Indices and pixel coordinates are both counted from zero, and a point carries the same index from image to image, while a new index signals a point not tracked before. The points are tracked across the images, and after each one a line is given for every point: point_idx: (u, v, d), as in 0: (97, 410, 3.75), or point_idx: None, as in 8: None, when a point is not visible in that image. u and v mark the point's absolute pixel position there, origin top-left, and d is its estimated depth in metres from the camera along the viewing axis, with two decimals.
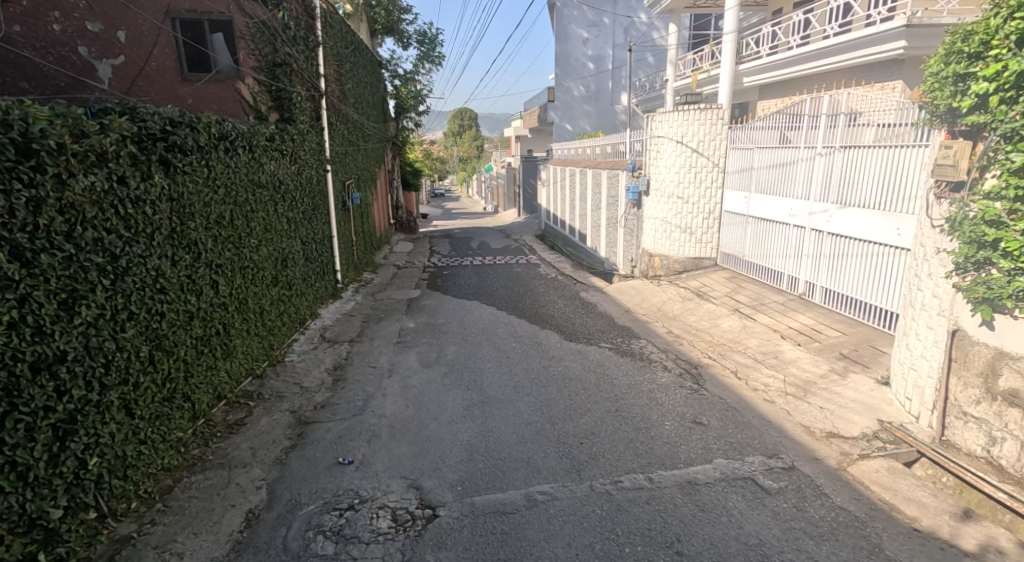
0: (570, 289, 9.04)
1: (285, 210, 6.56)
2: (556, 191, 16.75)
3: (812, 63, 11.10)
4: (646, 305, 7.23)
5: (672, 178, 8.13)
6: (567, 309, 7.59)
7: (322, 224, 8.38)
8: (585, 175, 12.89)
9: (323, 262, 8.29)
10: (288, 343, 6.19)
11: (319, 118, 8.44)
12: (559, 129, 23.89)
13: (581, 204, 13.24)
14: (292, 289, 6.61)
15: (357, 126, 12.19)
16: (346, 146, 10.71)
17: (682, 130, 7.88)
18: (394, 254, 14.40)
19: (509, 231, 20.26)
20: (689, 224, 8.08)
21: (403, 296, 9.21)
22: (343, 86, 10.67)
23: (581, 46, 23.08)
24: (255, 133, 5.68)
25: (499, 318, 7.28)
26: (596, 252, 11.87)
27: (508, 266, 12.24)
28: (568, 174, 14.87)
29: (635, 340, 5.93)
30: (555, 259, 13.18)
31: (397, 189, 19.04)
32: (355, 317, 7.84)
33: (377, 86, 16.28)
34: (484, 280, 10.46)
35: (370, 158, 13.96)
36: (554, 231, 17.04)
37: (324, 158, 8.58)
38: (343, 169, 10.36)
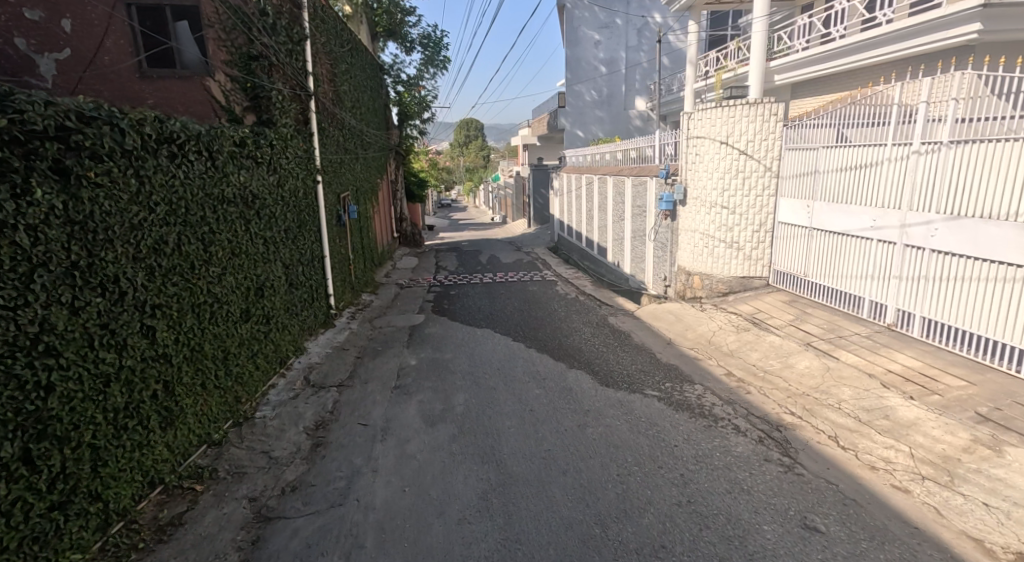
0: (595, 313, 7.92)
1: (262, 228, 5.52)
2: (571, 200, 15.66)
3: (859, 55, 10.03)
4: (691, 335, 6.10)
5: (715, 185, 7.01)
6: (596, 340, 6.47)
7: (312, 243, 7.33)
8: (605, 183, 11.80)
9: (313, 286, 7.25)
10: (263, 389, 5.14)
11: (307, 121, 7.41)
12: (571, 135, 22.77)
13: (601, 215, 12.14)
14: (271, 322, 5.56)
15: (354, 133, 11.15)
16: (341, 155, 9.67)
17: (727, 128, 6.75)
18: (398, 271, 13.34)
19: (519, 244, 19.17)
20: (736, 239, 6.94)
21: (406, 323, 8.12)
22: (338, 88, 9.66)
23: (593, 49, 22.11)
24: (219, 134, 4.65)
25: (518, 353, 6.18)
26: (620, 268, 10.75)
27: (521, 284, 11.13)
28: (585, 183, 13.78)
29: (688, 385, 4.82)
30: (573, 275, 12.08)
31: (401, 201, 18.01)
32: (348, 351, 6.75)
33: (378, 91, 15.26)
34: (497, 301, 9.35)
35: (370, 168, 12.94)
36: (569, 243, 15.94)
37: (314, 167, 7.55)
38: (337, 179, 9.32)
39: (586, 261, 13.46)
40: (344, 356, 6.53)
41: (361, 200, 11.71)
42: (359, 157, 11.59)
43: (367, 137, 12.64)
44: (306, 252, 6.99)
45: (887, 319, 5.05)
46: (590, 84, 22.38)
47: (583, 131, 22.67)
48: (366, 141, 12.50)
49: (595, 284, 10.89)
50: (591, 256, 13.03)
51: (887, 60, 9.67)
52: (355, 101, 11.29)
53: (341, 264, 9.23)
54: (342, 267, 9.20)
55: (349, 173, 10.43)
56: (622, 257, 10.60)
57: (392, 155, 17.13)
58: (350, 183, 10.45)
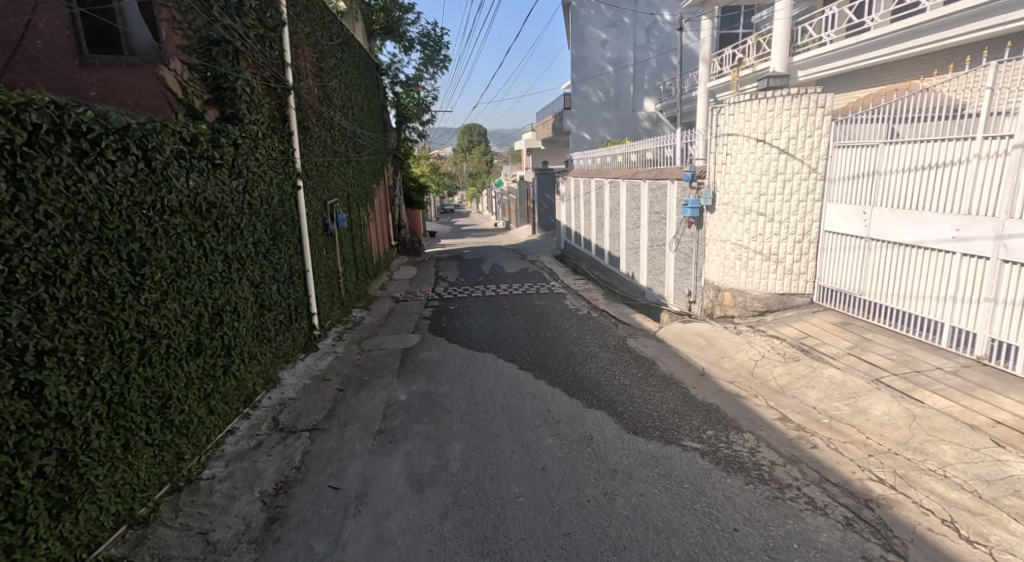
0: (611, 333, 7.05)
1: (222, 242, 4.68)
2: (579, 206, 14.81)
3: (896, 46, 9.19)
4: (727, 364, 5.22)
5: (750, 189, 6.13)
6: (616, 370, 5.59)
7: (289, 257, 6.48)
8: (617, 188, 10.95)
9: (290, 306, 6.39)
10: (215, 436, 4.27)
11: (285, 118, 6.60)
12: (577, 138, 21.98)
13: (612, 223, 11.30)
14: (233, 353, 4.72)
15: (346, 134, 10.32)
16: (328, 158, 8.82)
17: (765, 123, 5.86)
18: (394, 282, 12.50)
19: (524, 251, 18.31)
20: (775, 251, 6.04)
21: (399, 344, 7.27)
22: (325, 84, 8.82)
23: (600, 48, 21.34)
24: (162, 128, 3.80)
25: (525, 386, 5.31)
26: (635, 279, 9.88)
27: (528, 297, 10.28)
28: (594, 187, 12.93)
29: (734, 434, 3.94)
30: (583, 286, 11.22)
31: (399, 207, 17.17)
32: (329, 382, 5.88)
33: (374, 91, 14.44)
34: (500, 318, 8.49)
35: (364, 173, 12.12)
36: (576, 251, 15.09)
37: (293, 170, 6.70)
38: (324, 185, 8.48)
39: (597, 271, 12.60)
40: (324, 389, 5.66)
41: (353, 207, 10.86)
42: (351, 159, 10.76)
43: (361, 139, 11.83)
44: (281, 266, 6.14)
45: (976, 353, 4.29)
46: (597, 86, 21.59)
47: (589, 134, 21.88)
48: (359, 143, 11.68)
49: (607, 297, 10.01)
50: (602, 266, 12.16)
51: (926, 51, 8.84)
52: (346, 101, 10.46)
53: (328, 278, 8.36)
54: (329, 282, 8.34)
55: (338, 179, 9.58)
56: (637, 268, 9.73)
57: (390, 159, 16.30)
58: (340, 189, 9.60)
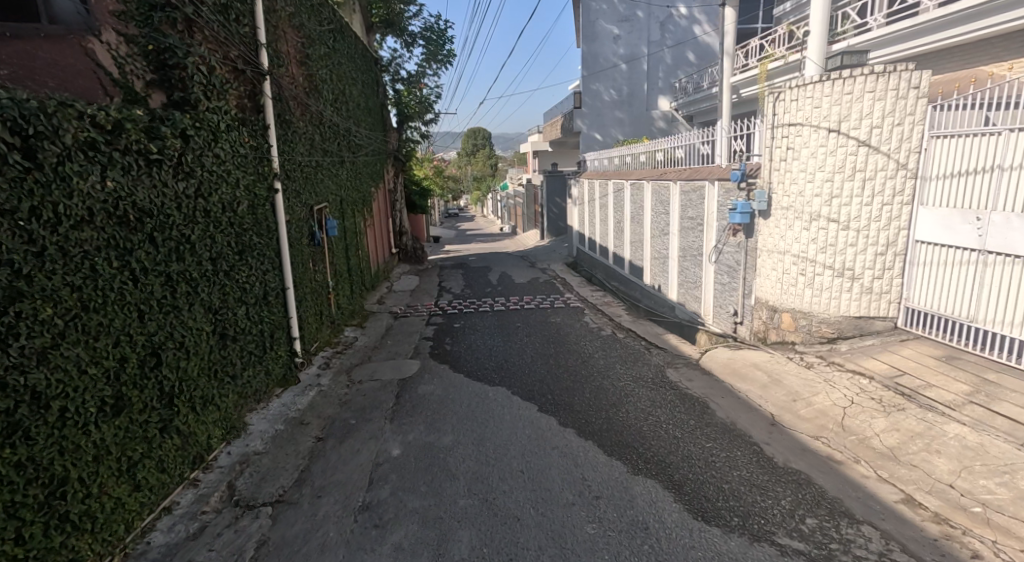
0: (644, 360, 5.99)
1: (165, 259, 3.69)
2: (594, 210, 13.78)
3: (958, 29, 8.06)
4: (802, 410, 4.16)
5: (817, 190, 5.07)
6: (659, 414, 4.54)
7: (264, 273, 5.47)
8: (640, 191, 9.92)
9: (266, 331, 5.37)
10: (144, 520, 3.25)
11: (259, 110, 5.63)
12: (588, 138, 21.04)
13: (634, 229, 10.27)
14: (180, 400, 3.71)
15: (339, 130, 9.31)
16: (317, 158, 7.81)
17: (841, 110, 4.82)
18: (394, 295, 11.48)
19: (533, 259, 17.29)
20: (851, 265, 4.99)
21: (396, 374, 6.23)
22: (314, 75, 7.83)
23: (612, 44, 20.37)
24: (59, 109, 2.83)
25: (549, 437, 4.26)
26: (664, 293, 8.82)
27: (542, 313, 9.24)
28: (612, 190, 11.91)
29: (847, 527, 2.88)
30: (602, 299, 10.18)
31: (400, 212, 16.15)
32: (309, 427, 4.85)
33: (373, 88, 13.46)
34: (513, 339, 7.44)
35: (360, 175, 11.11)
36: (591, 259, 14.06)
37: (269, 169, 5.68)
38: (311, 188, 7.48)
39: (616, 282, 11.57)
40: (301, 437, 4.62)
41: (348, 212, 9.85)
42: (345, 161, 9.75)
43: (357, 139, 10.83)
44: (253, 285, 5.14)
45: (999, 353, 4.17)
46: (609, 84, 20.66)
47: (601, 134, 20.94)
48: (355, 143, 10.70)
49: (631, 313, 8.97)
50: (622, 276, 11.13)
51: (982, 36, 7.80)
52: (339, 95, 9.46)
53: (316, 295, 7.34)
54: (316, 299, 7.31)
55: (330, 182, 8.57)
56: (666, 280, 8.68)
57: (390, 160, 15.30)
58: (331, 194, 8.59)
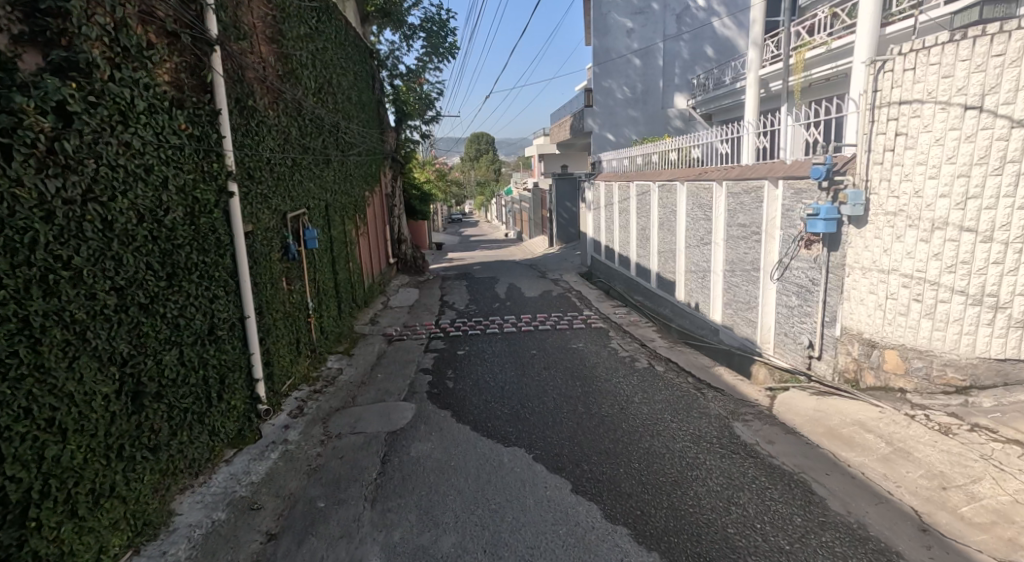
0: (699, 410, 4.72)
1: (17, 297, 2.51)
2: (611, 216, 12.56)
3: None
4: (964, 508, 2.92)
5: (941, 188, 3.84)
6: (744, 502, 3.25)
7: (210, 304, 4.23)
8: (671, 194, 8.70)
9: (212, 378, 4.13)
10: None
11: (204, 92, 4.40)
12: (600, 138, 20.10)
13: (665, 237, 9.03)
14: (42, 510, 2.57)
15: (324, 125, 8.10)
16: (294, 156, 6.59)
17: (982, 80, 3.60)
18: (390, 312, 10.23)
19: (543, 268, 16.07)
20: (993, 291, 3.74)
21: (385, 425, 4.99)
22: (291, 57, 6.63)
23: (626, 38, 19.46)
24: None
25: (592, 544, 2.99)
26: (705, 313, 7.57)
27: (560, 336, 8.00)
28: (634, 193, 10.72)
29: None
30: (628, 319, 8.93)
31: (399, 218, 14.93)
32: (262, 513, 3.60)
33: (368, 82, 12.27)
34: (529, 372, 6.19)
35: (351, 177, 9.91)
36: (610, 269, 12.83)
37: (217, 167, 4.43)
38: (285, 191, 6.24)
39: (641, 297, 10.33)
40: (245, 534, 3.38)
41: (335, 219, 8.63)
42: (331, 160, 8.53)
43: (347, 137, 9.63)
44: (190, 321, 3.90)
45: None
46: (623, 80, 19.79)
47: (614, 133, 20.05)
48: (345, 141, 9.49)
49: (665, 337, 7.72)
50: (649, 290, 9.89)
51: None
52: (324, 84, 8.26)
53: (288, 320, 6.09)
54: (288, 326, 6.05)
55: (311, 185, 7.36)
56: (708, 298, 7.42)
57: (388, 161, 14.10)
58: (313, 200, 7.38)
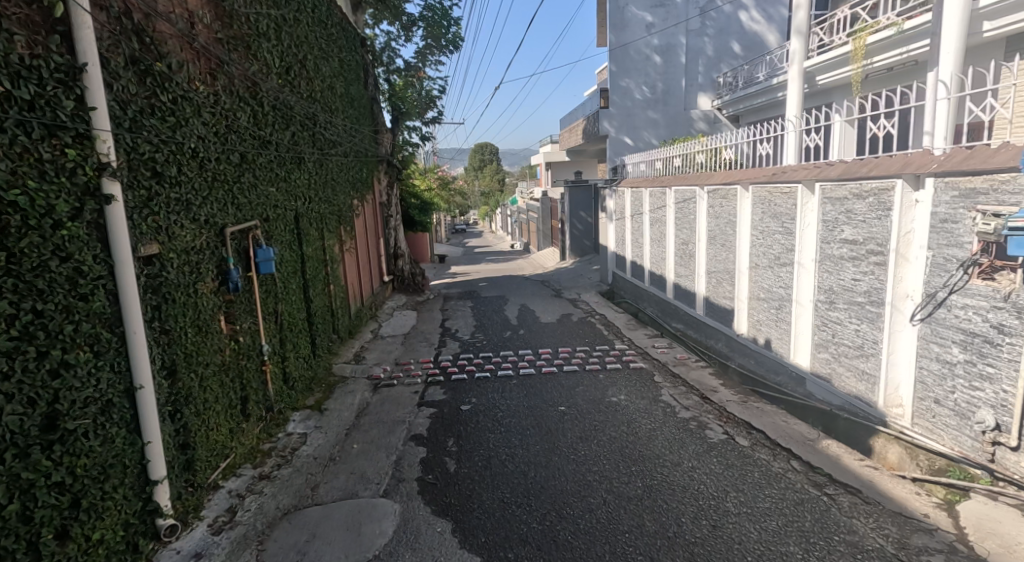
0: (844, 539, 3.01)
1: None
2: (639, 227, 10.90)
3: None
4: None
5: None
6: None
7: (45, 383, 2.56)
8: (727, 202, 7.04)
9: (37, 511, 2.50)
10: None
11: (51, 31, 2.76)
12: (616, 142, 18.51)
13: (718, 254, 7.37)
14: None
15: (292, 116, 6.47)
16: (242, 149, 4.94)
17: None
18: (380, 345, 8.55)
19: (557, 285, 14.39)
20: None
21: (353, 549, 3.33)
22: (238, 19, 5.00)
23: (645, 34, 17.90)
24: None
25: None
26: (782, 355, 5.89)
27: (593, 382, 6.33)
28: (671, 200, 9.07)
29: None
30: (673, 357, 7.26)
31: (396, 230, 13.27)
32: None
33: (358, 74, 10.65)
34: (561, 447, 4.50)
35: (333, 182, 8.29)
36: (637, 289, 11.16)
37: (68, 153, 2.75)
38: (226, 195, 4.57)
39: (682, 325, 8.66)
40: None
41: (308, 232, 6.93)
42: (303, 160, 6.86)
43: (327, 134, 7.99)
44: None
45: None
46: (641, 79, 18.24)
47: (632, 137, 18.55)
48: (324, 138, 7.83)
49: (728, 385, 6.05)
50: (693, 318, 8.22)
51: None
52: (294, 65, 6.63)
53: (225, 376, 4.40)
54: (225, 382, 4.36)
55: (272, 190, 5.70)
56: (787, 337, 5.75)
57: (382, 166, 12.46)
58: (274, 209, 5.72)
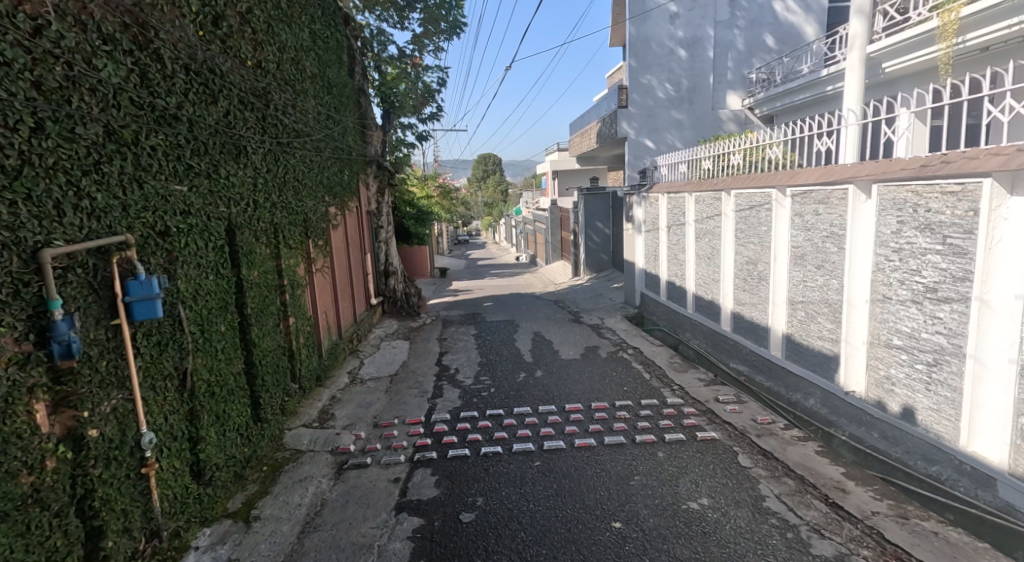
0: None
1: None
2: (679, 241, 9.00)
3: None
4: None
5: None
6: None
7: None
8: (828, 208, 5.13)
9: None
10: None
11: None
12: (636, 145, 16.67)
13: (811, 280, 5.45)
14: None
15: (223, 84, 4.58)
16: (107, 116, 3.05)
17: None
18: (358, 395, 6.65)
19: (574, 307, 12.48)
20: None
21: None
22: None
23: (669, 25, 16.10)
24: None
25: None
26: (941, 437, 3.96)
27: (654, 467, 4.41)
28: (729, 207, 7.18)
29: None
30: (752, 421, 5.32)
31: (389, 244, 11.38)
32: None
33: (337, 55, 8.78)
34: None
35: (296, 183, 6.41)
36: (676, 316, 9.22)
37: None
38: (58, 191, 2.72)
39: (748, 369, 6.73)
40: None
41: (248, 247, 5.01)
42: (246, 146, 4.97)
43: (287, 118, 6.10)
44: None
45: None
46: (664, 75, 16.42)
47: (653, 140, 16.69)
48: (281, 122, 5.93)
49: (856, 479, 4.11)
50: (767, 362, 6.29)
51: None
52: (230, 15, 4.76)
53: (40, 510, 2.57)
54: (37, 522, 2.54)
55: (177, 186, 3.80)
56: (955, 411, 3.83)
57: (371, 169, 10.60)
58: (180, 214, 3.82)
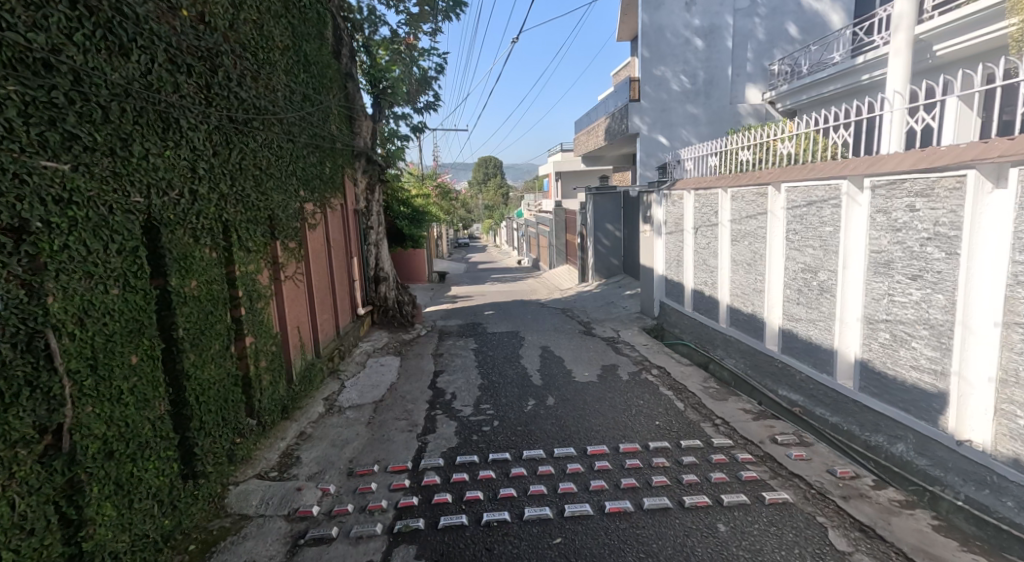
0: None
1: None
2: (711, 244, 7.86)
3: None
4: None
5: None
6: None
7: None
8: (930, 203, 4.00)
9: None
10: None
11: None
12: (649, 142, 15.55)
13: (900, 294, 4.31)
14: None
15: (143, 35, 3.47)
16: None
17: None
18: (335, 430, 5.51)
19: (584, 317, 11.33)
20: None
21: None
22: None
23: (684, 13, 15.00)
24: None
25: None
26: None
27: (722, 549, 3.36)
28: (779, 204, 6.05)
29: None
30: (828, 474, 4.18)
31: (380, 246, 10.24)
32: None
33: (318, 29, 7.66)
34: None
35: (258, 172, 5.27)
36: (706, 330, 8.07)
37: None
38: None
39: (804, 400, 5.59)
40: None
41: (181, 250, 3.88)
42: (179, 119, 3.83)
43: (244, 91, 4.96)
44: None
45: None
46: (679, 67, 15.30)
47: (667, 136, 15.56)
48: (236, 96, 4.80)
49: None
50: (833, 393, 5.15)
51: None
52: None
53: None
54: None
55: (46, 163, 2.73)
56: None
57: (359, 163, 9.47)
58: (54, 203, 2.74)
